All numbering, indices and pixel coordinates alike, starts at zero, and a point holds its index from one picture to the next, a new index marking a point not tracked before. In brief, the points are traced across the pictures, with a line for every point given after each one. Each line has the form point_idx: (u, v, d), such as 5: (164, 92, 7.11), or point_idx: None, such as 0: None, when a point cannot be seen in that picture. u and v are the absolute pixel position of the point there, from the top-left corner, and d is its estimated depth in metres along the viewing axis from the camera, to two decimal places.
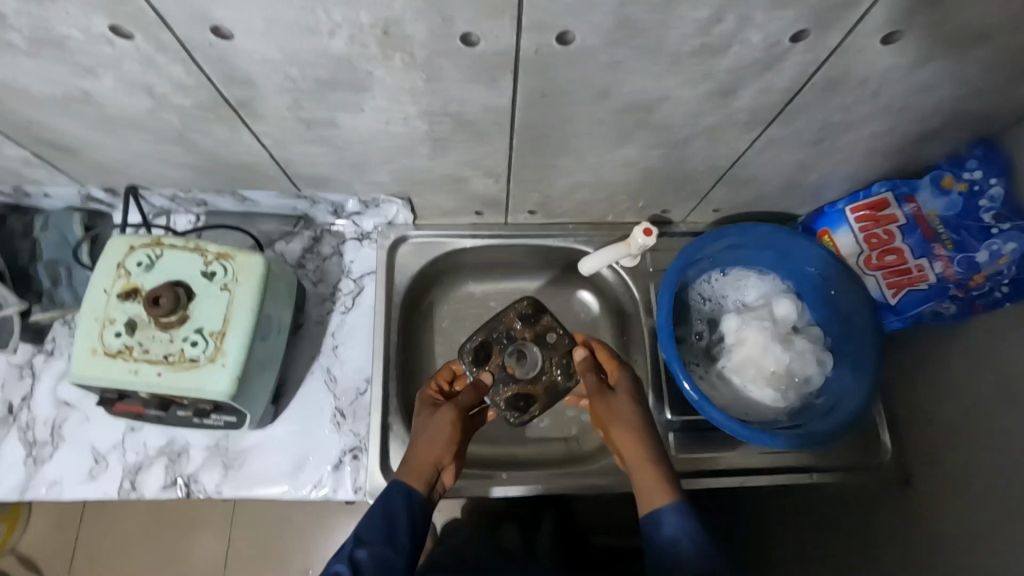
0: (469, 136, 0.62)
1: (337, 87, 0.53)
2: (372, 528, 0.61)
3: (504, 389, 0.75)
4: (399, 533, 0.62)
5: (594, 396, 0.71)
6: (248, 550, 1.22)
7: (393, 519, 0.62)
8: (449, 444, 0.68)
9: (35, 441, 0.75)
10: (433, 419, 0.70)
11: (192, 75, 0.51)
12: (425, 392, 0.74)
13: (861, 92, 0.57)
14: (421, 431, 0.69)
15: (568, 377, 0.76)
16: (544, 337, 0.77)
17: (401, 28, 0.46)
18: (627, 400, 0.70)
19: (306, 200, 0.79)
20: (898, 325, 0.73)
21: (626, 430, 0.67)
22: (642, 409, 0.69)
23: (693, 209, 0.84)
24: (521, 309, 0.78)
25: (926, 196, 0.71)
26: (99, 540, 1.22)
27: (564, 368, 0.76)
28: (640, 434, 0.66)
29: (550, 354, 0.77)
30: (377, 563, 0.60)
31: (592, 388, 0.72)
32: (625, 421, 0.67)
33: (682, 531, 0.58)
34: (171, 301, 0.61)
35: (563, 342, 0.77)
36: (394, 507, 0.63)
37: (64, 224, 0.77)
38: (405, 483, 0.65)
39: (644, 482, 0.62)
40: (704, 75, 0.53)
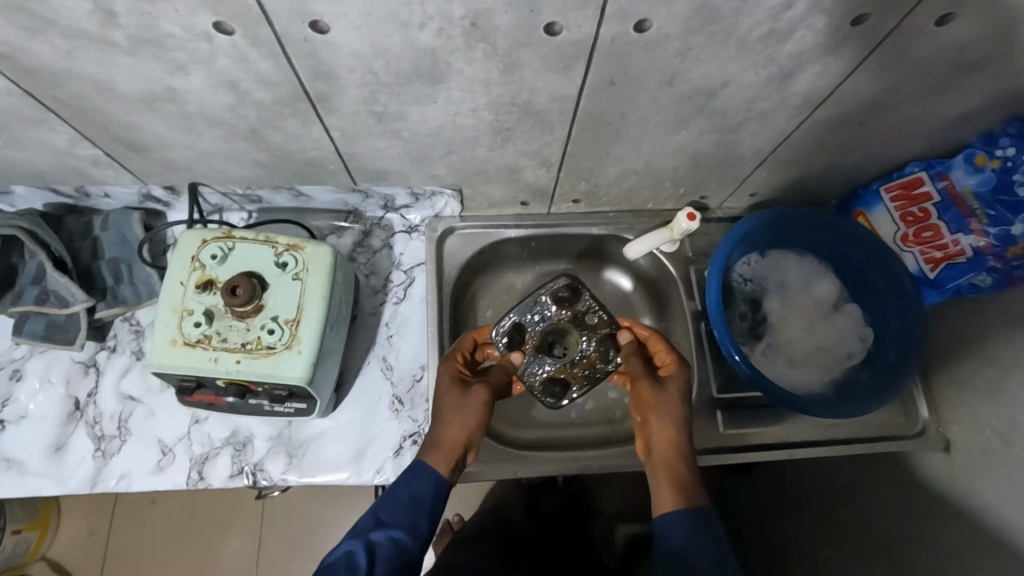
0: (532, 125, 0.65)
1: (417, 78, 0.56)
2: (396, 513, 0.61)
3: (541, 373, 0.79)
4: (420, 519, 0.62)
5: (637, 379, 0.70)
6: (280, 549, 1.23)
7: (418, 506, 0.62)
8: (477, 426, 0.68)
9: (102, 435, 0.76)
10: (463, 400, 0.69)
11: (280, 69, 0.54)
12: (450, 366, 0.73)
13: (909, 74, 0.60)
14: (450, 411, 0.68)
15: (606, 360, 0.79)
16: (584, 318, 0.80)
17: (490, 20, 0.48)
18: (671, 393, 0.68)
19: (359, 194, 0.82)
20: (937, 298, 0.77)
21: (662, 422, 0.66)
22: (684, 405, 0.67)
23: (730, 195, 0.87)
24: (557, 290, 0.80)
25: (959, 173, 0.74)
26: (132, 543, 1.22)
27: (604, 350, 0.79)
28: (674, 430, 0.65)
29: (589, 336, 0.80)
30: (395, 548, 0.59)
31: (636, 372, 0.71)
32: (663, 413, 0.66)
33: (683, 534, 0.56)
34: (248, 291, 0.63)
35: (602, 325, 0.80)
36: (419, 493, 0.63)
37: (124, 223, 0.79)
38: (434, 465, 0.65)
39: (662, 478, 0.62)
40: (767, 60, 0.56)
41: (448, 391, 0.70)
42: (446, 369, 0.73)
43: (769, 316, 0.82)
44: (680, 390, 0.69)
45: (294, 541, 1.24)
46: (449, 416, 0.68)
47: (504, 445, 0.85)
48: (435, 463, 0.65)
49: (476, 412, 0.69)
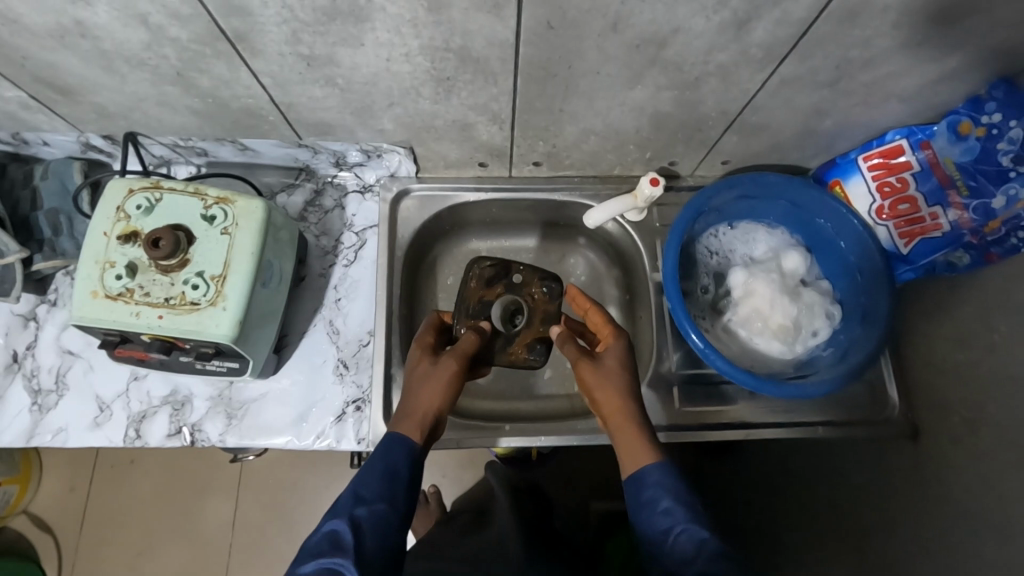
0: (474, 75, 0.61)
1: (337, 17, 0.52)
2: (374, 487, 0.57)
3: (516, 345, 0.74)
4: (400, 490, 0.58)
5: (576, 363, 0.67)
6: (252, 514, 1.23)
7: (396, 477, 0.58)
8: (449, 396, 0.65)
9: (40, 389, 0.75)
10: (433, 370, 0.66)
11: (187, 2, 0.50)
12: (425, 340, 0.70)
13: (882, 24, 0.55)
14: (421, 382, 0.64)
15: (552, 296, 0.76)
16: (513, 280, 0.77)
17: None
18: (609, 365, 0.65)
19: (307, 149, 0.78)
20: (910, 275, 0.75)
21: (608, 395, 0.63)
22: (625, 373, 0.64)
23: (701, 161, 0.83)
24: (475, 275, 0.75)
25: (943, 142, 0.68)
26: (105, 503, 1.23)
27: (545, 288, 0.76)
28: (622, 397, 0.63)
29: (526, 292, 0.76)
30: (379, 522, 0.56)
31: (574, 357, 0.67)
32: (606, 387, 0.63)
33: (664, 492, 0.57)
34: (171, 244, 0.60)
35: (530, 275, 0.77)
36: (395, 465, 0.59)
37: (63, 171, 0.76)
38: (407, 437, 0.61)
39: (625, 442, 0.60)
40: (718, 3, 0.51)
41: (417, 363, 0.67)
42: (419, 340, 0.70)
43: (733, 291, 0.78)
44: (617, 360, 0.66)
45: (264, 509, 1.23)
46: (421, 388, 0.64)
47: (457, 414, 0.83)
48: (409, 433, 0.61)
49: (447, 382, 0.65)
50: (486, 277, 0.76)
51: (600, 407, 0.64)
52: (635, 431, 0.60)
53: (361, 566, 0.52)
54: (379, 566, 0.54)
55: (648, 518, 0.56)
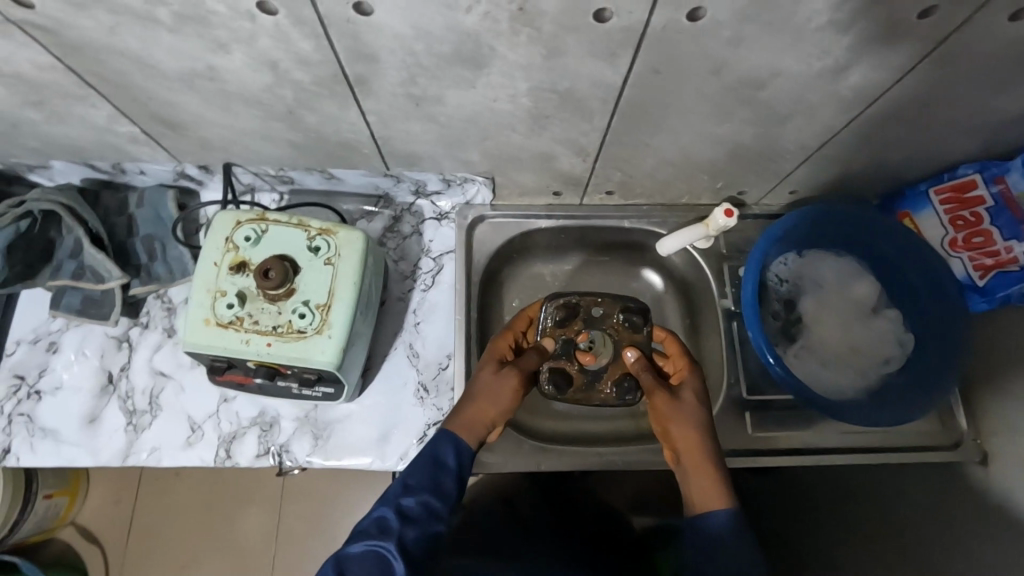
0: (571, 113, 0.64)
1: (458, 62, 0.55)
2: (422, 477, 0.61)
3: (602, 383, 0.75)
4: (446, 481, 0.62)
5: (653, 394, 0.69)
6: (298, 524, 1.25)
7: (441, 467, 0.62)
8: (508, 406, 0.69)
9: (134, 409, 0.77)
10: (497, 379, 0.69)
11: (320, 50, 0.53)
12: (496, 348, 0.74)
13: (974, 69, 0.57)
14: (484, 390, 0.68)
15: (635, 326, 0.76)
16: (591, 314, 0.77)
17: (538, 3, 0.47)
18: (688, 401, 0.67)
19: (391, 178, 0.81)
20: (983, 307, 0.74)
21: (684, 428, 0.65)
22: (703, 413, 0.66)
23: (770, 191, 0.85)
24: (551, 316, 0.77)
25: (1017, 177, 0.71)
26: (154, 514, 1.25)
27: (629, 320, 0.76)
28: (699, 437, 0.64)
29: (609, 324, 0.77)
30: (425, 510, 0.59)
31: (649, 384, 0.70)
32: (683, 422, 0.65)
33: (724, 540, 0.58)
34: (280, 274, 0.63)
35: (611, 306, 0.77)
36: (443, 455, 0.63)
37: (158, 201, 0.80)
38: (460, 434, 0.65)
39: (694, 481, 0.61)
40: (823, 51, 0.53)
41: (485, 366, 0.72)
42: (493, 346, 0.74)
43: (804, 317, 0.80)
44: (695, 397, 0.68)
45: (309, 519, 1.25)
46: (481, 395, 0.68)
47: (530, 437, 0.84)
48: (462, 433, 0.65)
49: (508, 395, 0.69)
50: (562, 315, 0.77)
51: (673, 440, 0.65)
52: (710, 475, 0.61)
53: (403, 551, 0.56)
54: (422, 553, 0.58)
55: (701, 560, 0.57)
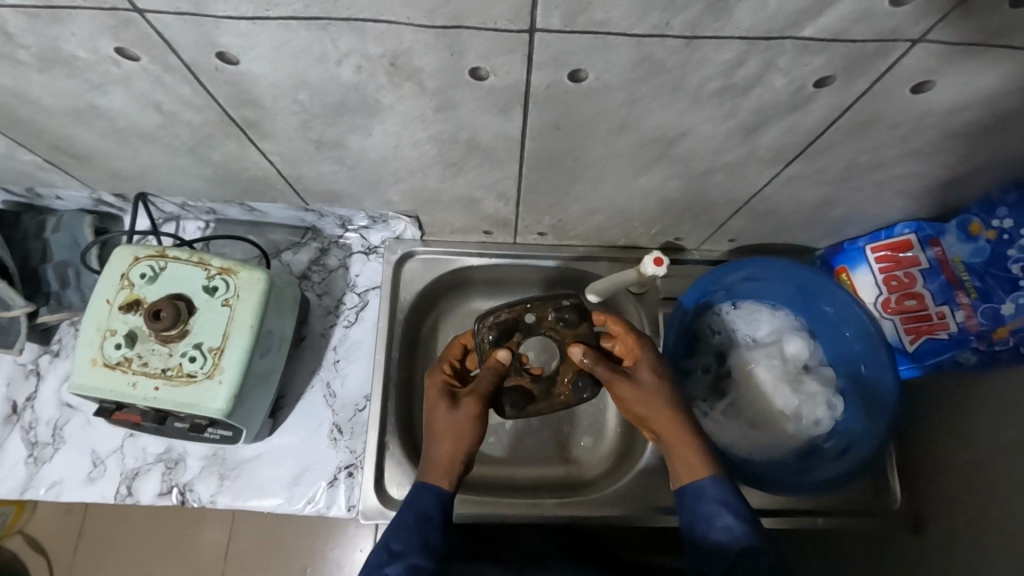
0: (479, 160, 0.61)
1: (346, 111, 0.52)
2: (407, 539, 0.55)
3: (561, 384, 0.69)
4: (434, 536, 0.56)
5: (610, 382, 0.64)
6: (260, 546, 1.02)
7: (426, 523, 0.57)
8: (475, 435, 0.62)
9: (37, 441, 0.76)
10: (455, 415, 0.62)
11: (199, 94, 0.51)
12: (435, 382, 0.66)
13: (890, 135, 0.54)
14: (442, 429, 0.61)
15: (575, 322, 0.70)
16: (524, 320, 0.70)
17: (409, 59, 0.44)
18: (649, 379, 0.63)
19: (313, 213, 0.79)
20: (912, 372, 0.72)
21: (652, 408, 0.61)
22: (667, 387, 0.62)
23: (707, 238, 0.81)
24: (485, 336, 0.69)
25: (952, 240, 0.68)
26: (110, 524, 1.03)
27: (565, 320, 0.70)
28: (664, 411, 0.61)
29: (546, 327, 0.70)
30: (416, 574, 0.53)
31: (606, 374, 0.64)
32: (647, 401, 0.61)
33: (723, 507, 0.54)
34: (172, 315, 0.61)
35: (542, 307, 0.70)
36: (426, 511, 0.57)
37: (74, 226, 0.78)
38: (433, 483, 0.60)
39: (682, 456, 0.58)
40: (724, 115, 0.51)
41: (436, 403, 0.64)
42: (433, 379, 0.66)
43: (733, 368, 0.78)
44: (654, 373, 0.64)
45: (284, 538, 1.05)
46: (440, 437, 0.61)
47: None
48: (434, 479, 0.60)
49: (467, 428, 0.62)
50: (498, 331, 0.70)
51: (647, 423, 0.62)
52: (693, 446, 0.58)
53: None
54: None
55: (704, 533, 0.54)
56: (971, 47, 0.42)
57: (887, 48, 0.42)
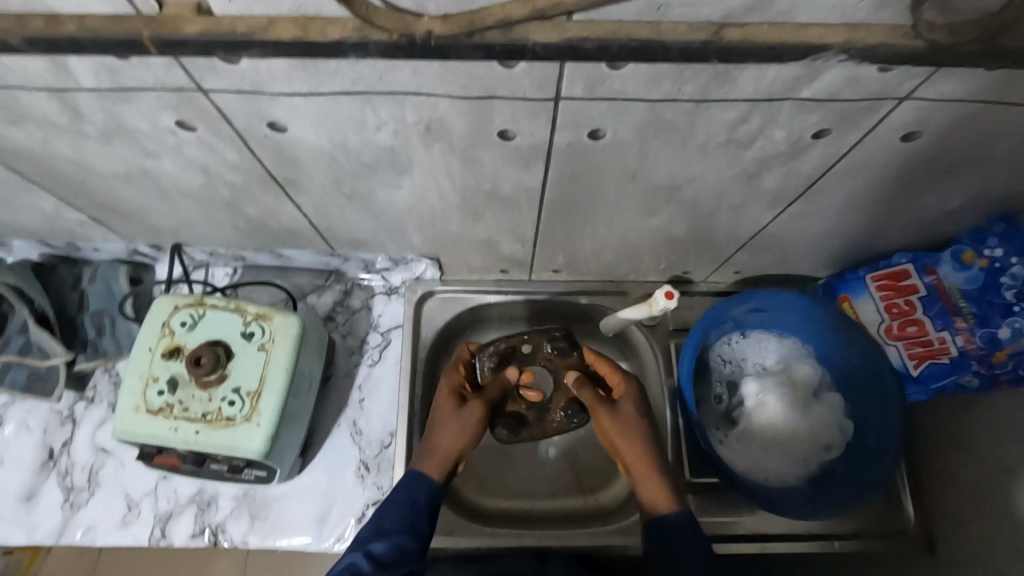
0: (500, 207, 0.65)
1: (379, 168, 0.56)
2: (395, 519, 0.61)
3: (554, 412, 0.83)
4: (420, 521, 0.61)
5: (594, 411, 0.71)
6: None
7: (415, 508, 0.62)
8: (471, 439, 0.69)
9: (73, 486, 0.78)
10: (460, 413, 0.70)
11: (245, 158, 0.55)
12: (449, 381, 0.74)
13: (884, 176, 0.58)
14: (445, 421, 0.69)
15: (566, 352, 0.83)
16: (523, 351, 0.84)
17: (443, 124, 0.49)
18: (626, 412, 0.69)
19: (338, 257, 0.83)
20: (921, 396, 0.73)
21: (626, 441, 0.67)
22: (643, 421, 0.68)
23: (714, 271, 0.85)
24: (486, 363, 0.83)
25: (947, 268, 0.72)
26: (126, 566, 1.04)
27: (557, 351, 0.83)
28: (639, 444, 0.67)
29: (541, 357, 0.84)
30: (399, 554, 0.58)
31: (591, 403, 0.72)
32: (623, 433, 0.67)
33: (679, 537, 0.60)
34: (211, 360, 0.64)
35: (538, 339, 0.84)
36: (416, 495, 0.63)
37: (111, 276, 0.81)
38: (427, 471, 0.65)
39: (643, 488, 0.64)
40: (730, 164, 0.55)
41: (444, 401, 0.71)
42: (447, 380, 0.74)
43: (744, 399, 0.80)
44: (633, 408, 0.70)
45: None
46: (444, 426, 0.69)
47: (473, 519, 0.80)
48: (428, 469, 0.65)
49: (470, 426, 0.69)
50: (497, 359, 0.83)
51: (621, 454, 0.68)
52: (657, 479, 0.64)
53: None
54: None
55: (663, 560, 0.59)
56: (952, 102, 0.47)
57: (876, 105, 0.47)
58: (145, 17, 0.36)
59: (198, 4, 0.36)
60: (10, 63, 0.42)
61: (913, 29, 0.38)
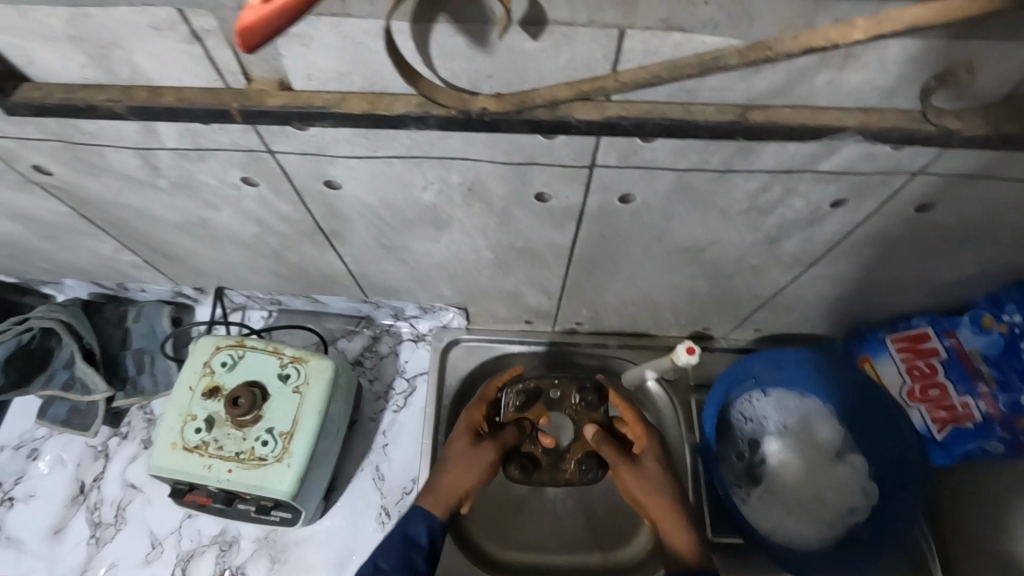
0: (530, 262, 0.69)
1: (420, 223, 0.60)
2: (392, 560, 0.62)
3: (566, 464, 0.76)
4: (417, 558, 0.63)
5: (614, 466, 0.72)
6: None
7: (413, 547, 0.64)
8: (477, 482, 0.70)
9: (100, 521, 0.79)
10: (472, 453, 0.71)
11: (298, 211, 0.59)
12: (468, 419, 0.74)
13: (901, 243, 0.61)
14: (455, 460, 0.70)
15: (592, 406, 0.77)
16: (552, 396, 0.78)
17: (484, 186, 0.53)
18: (650, 468, 0.71)
19: (371, 304, 0.86)
20: (945, 461, 0.73)
21: (651, 498, 0.69)
22: (666, 476, 0.70)
23: (735, 328, 0.86)
24: (511, 401, 0.79)
25: (966, 333, 0.73)
26: None
27: (585, 401, 0.77)
28: (663, 500, 0.68)
29: (568, 405, 0.78)
30: None
31: (611, 458, 0.72)
32: (648, 490, 0.69)
33: None
34: (249, 402, 0.67)
35: (568, 386, 0.79)
36: (414, 533, 0.65)
37: (154, 316, 0.85)
38: (428, 508, 0.67)
39: (673, 544, 0.66)
40: (751, 228, 0.58)
41: (459, 439, 0.72)
42: (465, 417, 0.74)
43: (768, 458, 0.80)
44: (656, 464, 0.71)
45: None
46: (453, 466, 0.69)
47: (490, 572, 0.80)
48: (433, 506, 0.67)
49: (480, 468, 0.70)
50: (523, 399, 0.78)
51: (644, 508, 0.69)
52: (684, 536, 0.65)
53: None
54: None
55: None
56: (962, 178, 0.50)
57: (891, 179, 0.50)
58: (233, 91, 0.41)
59: (281, 81, 0.41)
60: (105, 126, 0.47)
61: (923, 115, 0.41)
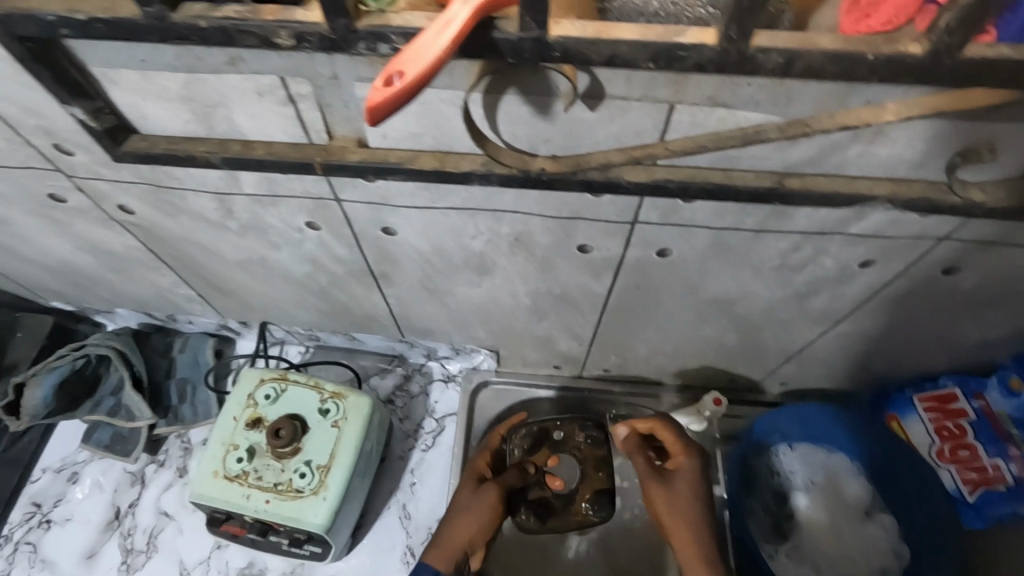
0: (565, 309, 0.72)
1: (465, 269, 0.64)
2: None
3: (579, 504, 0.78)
4: None
5: (644, 480, 0.64)
6: None
7: None
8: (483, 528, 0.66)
9: (132, 548, 0.81)
10: (474, 497, 0.68)
11: (353, 254, 0.63)
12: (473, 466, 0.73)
13: (927, 304, 0.63)
14: (457, 508, 0.67)
15: (597, 444, 0.80)
16: (556, 438, 0.80)
17: (531, 237, 0.57)
18: (682, 493, 0.62)
19: (406, 343, 0.89)
20: (977, 522, 0.76)
21: (678, 526, 0.61)
22: (698, 502, 0.62)
23: (761, 381, 0.88)
24: (516, 447, 0.80)
25: (994, 395, 0.75)
26: None
27: (587, 440, 0.80)
28: (693, 530, 0.60)
29: (572, 446, 0.80)
30: None
31: (645, 471, 0.65)
32: (676, 516, 0.61)
33: None
34: (290, 433, 0.69)
35: (570, 427, 0.81)
36: None
37: (199, 347, 0.89)
38: (431, 562, 0.63)
39: None
40: (781, 284, 0.61)
41: (465, 486, 0.71)
42: (470, 467, 0.74)
43: (795, 513, 0.79)
44: (689, 486, 0.63)
45: None
46: (457, 514, 0.67)
47: None
48: (436, 560, 0.63)
49: (484, 513, 0.67)
50: (529, 442, 0.80)
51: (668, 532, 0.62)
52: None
53: None
54: None
55: None
56: (986, 245, 0.53)
57: (917, 243, 0.53)
58: (317, 146, 0.46)
59: (359, 139, 0.45)
60: (193, 172, 0.52)
61: (948, 187, 0.44)
